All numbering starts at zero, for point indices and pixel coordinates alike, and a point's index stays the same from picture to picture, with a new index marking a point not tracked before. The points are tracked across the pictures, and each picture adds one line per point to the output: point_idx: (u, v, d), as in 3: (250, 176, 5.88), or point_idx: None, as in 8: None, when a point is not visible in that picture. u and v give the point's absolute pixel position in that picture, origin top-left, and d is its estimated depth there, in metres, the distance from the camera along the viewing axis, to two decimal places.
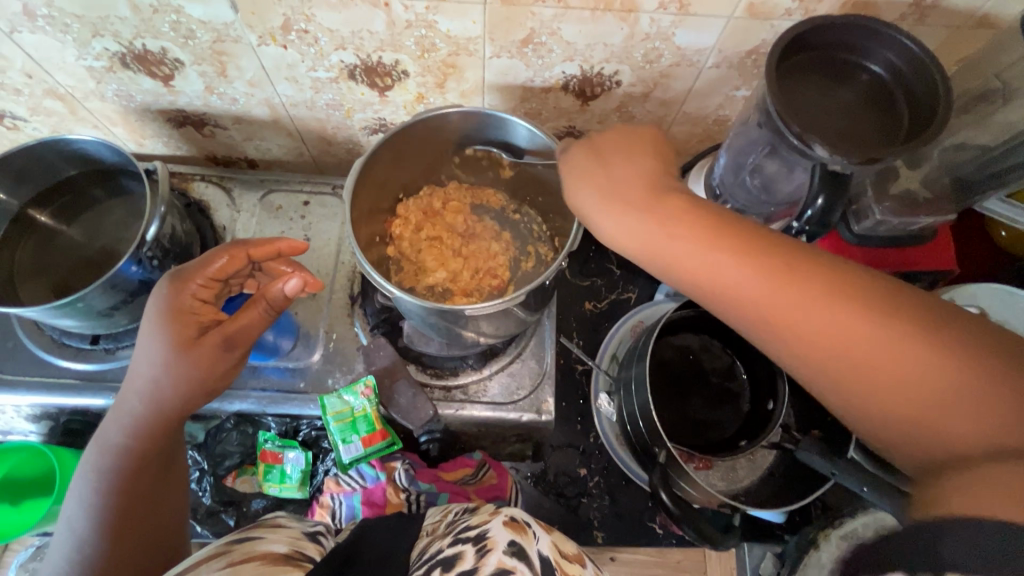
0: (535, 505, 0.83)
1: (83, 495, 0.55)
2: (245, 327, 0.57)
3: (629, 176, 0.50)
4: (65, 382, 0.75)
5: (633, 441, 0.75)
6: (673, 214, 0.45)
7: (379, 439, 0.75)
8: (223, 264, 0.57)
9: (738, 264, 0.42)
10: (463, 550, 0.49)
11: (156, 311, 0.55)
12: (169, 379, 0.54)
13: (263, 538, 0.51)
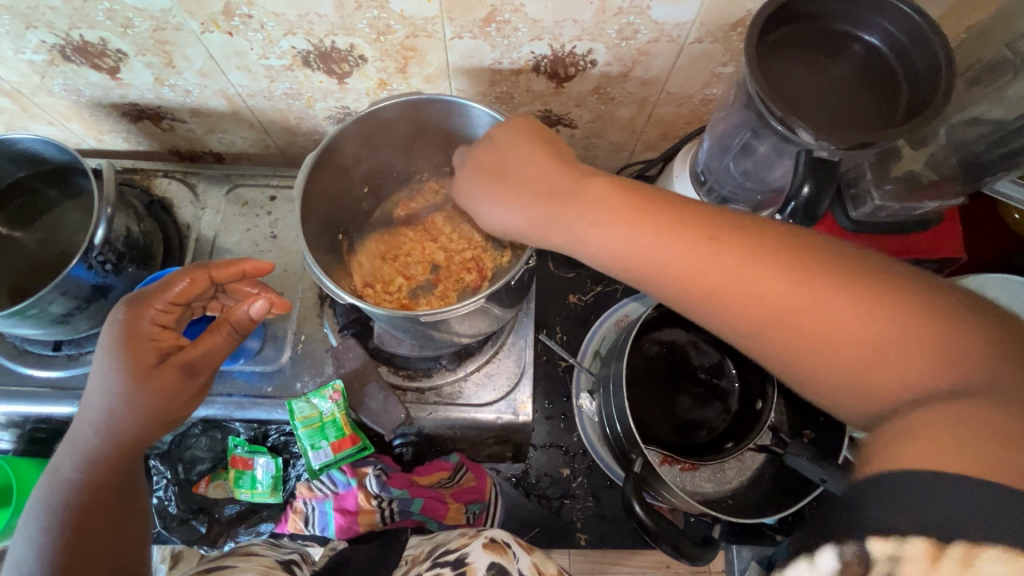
0: (516, 507, 0.81)
1: (31, 535, 0.51)
2: (208, 352, 0.54)
3: (538, 166, 0.48)
4: (28, 390, 0.73)
5: (613, 446, 0.72)
6: (585, 202, 0.44)
7: (349, 445, 0.72)
8: (185, 288, 0.55)
9: (687, 241, 0.39)
10: (440, 573, 0.49)
11: (110, 339, 0.52)
12: (126, 409, 0.51)
13: (236, 567, 0.50)
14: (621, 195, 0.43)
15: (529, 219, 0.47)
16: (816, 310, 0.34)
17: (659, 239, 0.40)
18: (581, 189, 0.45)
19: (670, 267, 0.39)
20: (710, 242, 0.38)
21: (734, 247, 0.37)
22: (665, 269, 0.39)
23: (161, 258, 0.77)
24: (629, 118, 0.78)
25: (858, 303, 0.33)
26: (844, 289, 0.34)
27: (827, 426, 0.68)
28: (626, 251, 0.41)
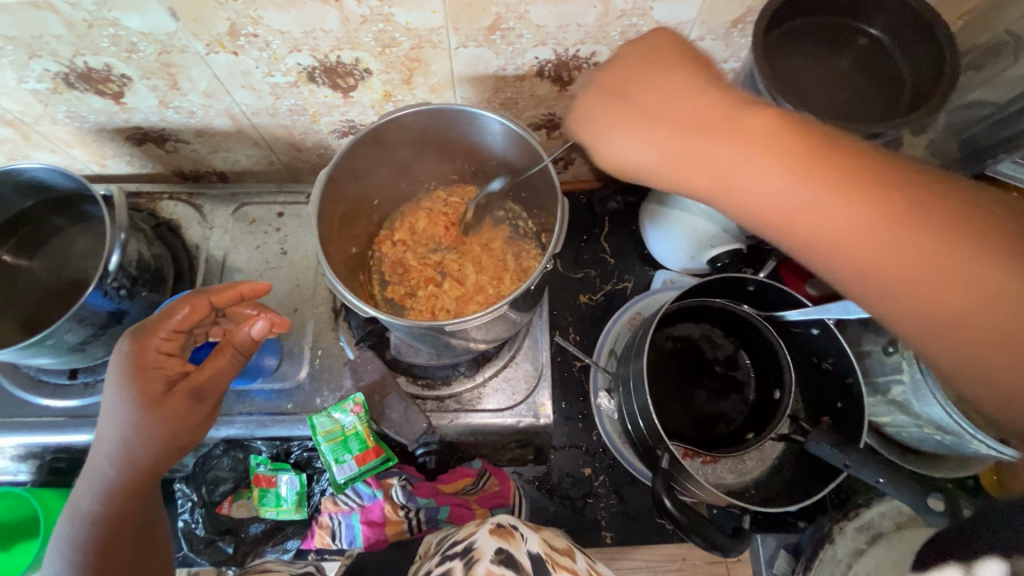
0: (540, 509, 0.81)
1: (59, 569, 0.51)
2: (216, 375, 0.53)
3: (669, 90, 0.45)
4: (46, 420, 0.72)
5: (636, 443, 0.73)
6: (742, 135, 0.40)
7: (372, 457, 0.71)
8: (186, 316, 0.53)
9: (848, 201, 0.36)
10: (450, 565, 0.49)
11: (116, 370, 0.50)
12: (139, 439, 0.50)
13: None
14: (780, 130, 0.39)
15: (665, 147, 0.43)
16: (989, 294, 0.32)
17: (809, 185, 0.37)
18: (740, 117, 0.41)
19: (839, 231, 0.36)
20: (888, 206, 0.35)
21: (913, 212, 0.35)
22: (813, 225, 0.37)
23: (172, 280, 0.77)
24: None
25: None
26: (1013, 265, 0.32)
27: (846, 412, 0.68)
28: (768, 198, 0.39)
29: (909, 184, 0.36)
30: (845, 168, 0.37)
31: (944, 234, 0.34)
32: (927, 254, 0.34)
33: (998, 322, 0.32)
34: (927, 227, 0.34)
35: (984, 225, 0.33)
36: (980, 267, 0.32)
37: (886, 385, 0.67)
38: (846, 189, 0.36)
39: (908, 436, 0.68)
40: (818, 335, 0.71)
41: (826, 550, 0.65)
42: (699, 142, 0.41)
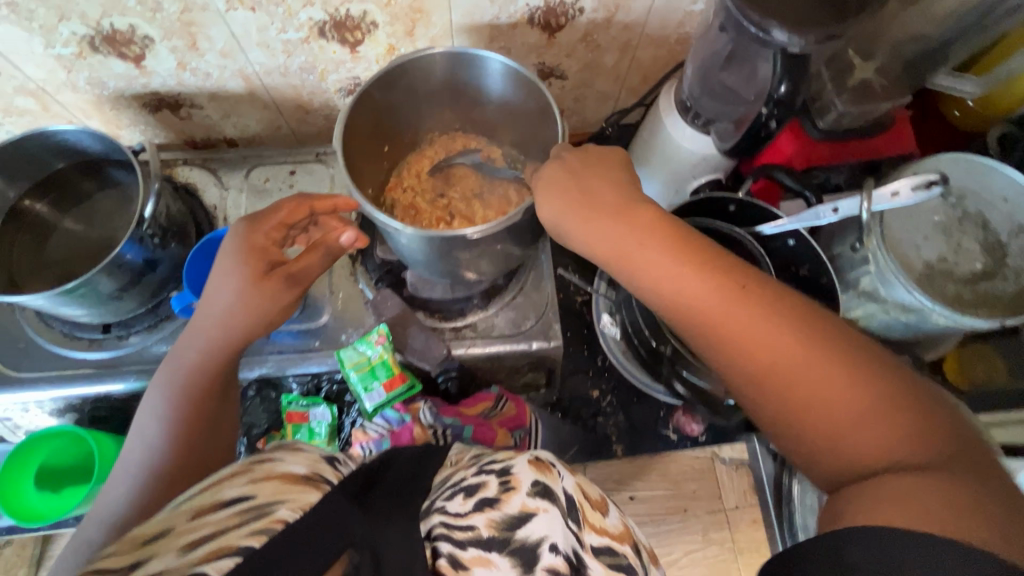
0: (554, 430, 0.88)
1: (155, 406, 0.56)
2: (307, 268, 0.61)
3: (600, 188, 0.54)
4: (84, 371, 0.76)
5: (639, 349, 0.79)
6: (639, 226, 0.50)
7: (399, 383, 0.77)
8: (290, 212, 0.60)
9: (712, 286, 0.45)
10: (486, 479, 0.49)
11: (232, 247, 0.58)
12: (244, 306, 0.57)
13: (282, 459, 0.46)
14: (667, 226, 0.50)
15: (585, 225, 0.52)
16: (803, 372, 0.41)
17: (683, 269, 0.47)
18: (642, 212, 0.51)
19: (705, 306, 0.45)
20: (740, 296, 0.44)
21: (760, 304, 0.44)
22: (688, 300, 0.46)
23: (195, 236, 0.81)
24: (614, 64, 0.87)
25: (831, 367, 0.40)
26: (825, 353, 0.41)
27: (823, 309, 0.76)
28: (659, 277, 0.47)
29: (761, 281, 0.46)
30: (713, 263, 0.47)
31: (779, 323, 0.43)
32: (755, 325, 0.43)
33: (808, 395, 0.40)
34: (765, 314, 0.43)
35: (805, 323, 0.43)
36: (796, 351, 0.41)
37: (856, 279, 0.75)
38: (715, 275, 0.46)
39: (879, 325, 0.76)
40: (793, 245, 0.80)
41: None
42: (615, 228, 0.51)
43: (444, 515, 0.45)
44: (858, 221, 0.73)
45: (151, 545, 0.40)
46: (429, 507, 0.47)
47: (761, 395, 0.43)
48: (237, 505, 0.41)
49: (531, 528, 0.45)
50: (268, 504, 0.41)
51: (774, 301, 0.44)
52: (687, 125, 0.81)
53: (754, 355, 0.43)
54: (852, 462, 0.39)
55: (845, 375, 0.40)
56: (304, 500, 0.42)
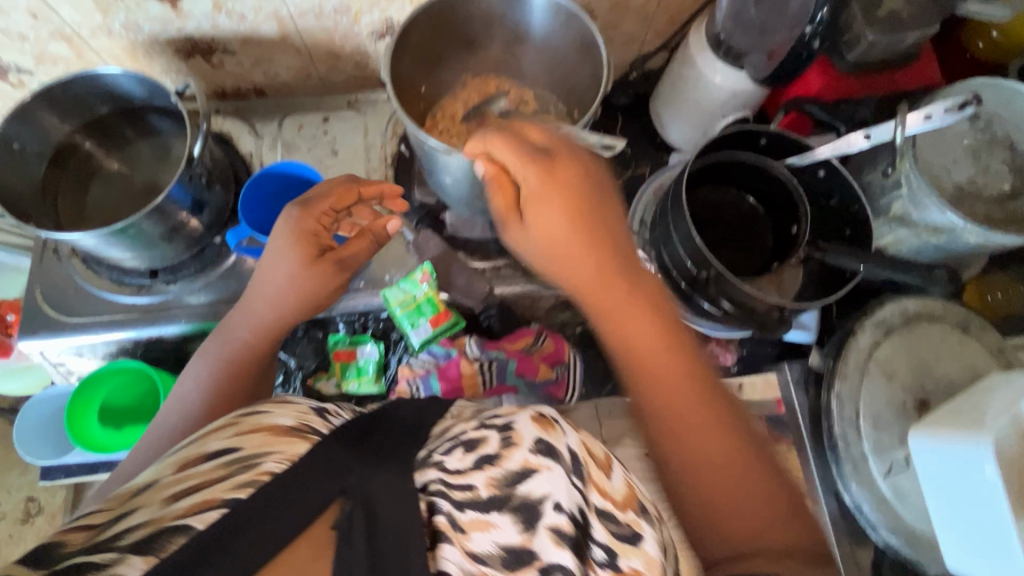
0: (592, 366, 0.90)
1: (196, 376, 0.60)
2: (354, 254, 0.63)
3: (601, 207, 0.52)
4: (134, 316, 0.77)
5: (677, 281, 0.79)
6: (622, 275, 0.51)
7: (445, 319, 0.79)
8: (340, 196, 0.62)
9: (667, 347, 0.50)
10: (487, 433, 0.46)
11: (285, 231, 0.60)
12: (293, 288, 0.60)
13: (270, 412, 0.46)
14: (636, 265, 0.53)
15: (568, 244, 0.51)
16: (709, 452, 0.47)
17: (652, 323, 0.51)
18: (629, 255, 0.53)
19: (646, 361, 0.50)
20: (689, 370, 0.50)
21: (689, 366, 0.50)
22: (648, 361, 0.50)
23: (235, 183, 0.82)
24: (643, 2, 0.88)
25: (729, 435, 0.48)
26: (727, 428, 0.48)
27: (854, 237, 0.79)
28: (633, 327, 0.50)
29: (691, 347, 0.51)
30: (674, 336, 0.51)
31: (699, 393, 0.49)
32: (683, 395, 0.49)
33: (707, 453, 0.47)
34: (693, 380, 0.49)
35: (719, 396, 0.50)
36: (710, 415, 0.48)
37: (887, 205, 0.78)
38: (673, 345, 0.50)
39: (907, 250, 0.79)
40: (823, 177, 0.81)
41: (851, 343, 0.73)
42: (596, 257, 0.51)
43: (442, 471, 0.43)
44: (890, 147, 0.75)
45: (139, 497, 0.40)
46: (424, 460, 0.45)
47: (680, 458, 0.48)
48: (224, 456, 0.41)
49: (532, 484, 0.43)
50: (254, 456, 0.40)
51: (703, 373, 0.50)
52: (718, 60, 0.82)
53: (681, 426, 0.48)
54: (700, 524, 0.47)
55: (733, 449, 0.47)
56: (290, 451, 0.41)
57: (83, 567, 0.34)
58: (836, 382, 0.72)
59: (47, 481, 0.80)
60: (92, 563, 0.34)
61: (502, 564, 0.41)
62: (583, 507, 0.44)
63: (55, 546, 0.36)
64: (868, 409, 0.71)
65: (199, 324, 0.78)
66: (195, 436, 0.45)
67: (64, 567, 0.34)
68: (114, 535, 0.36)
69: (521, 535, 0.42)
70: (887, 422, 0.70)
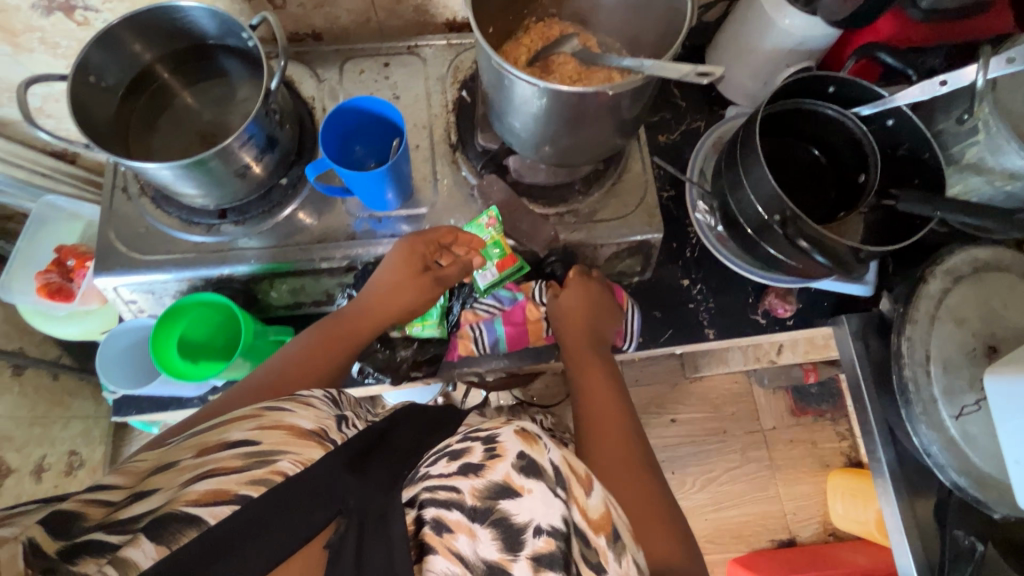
0: (647, 316, 0.91)
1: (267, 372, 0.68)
2: (448, 276, 0.76)
3: (598, 307, 0.80)
4: (203, 255, 0.77)
5: (743, 228, 0.79)
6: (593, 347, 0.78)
7: (510, 264, 0.80)
8: (442, 233, 0.76)
9: (620, 438, 0.68)
10: (472, 445, 0.53)
11: (397, 251, 0.73)
12: (392, 298, 0.73)
13: (292, 412, 0.53)
14: (615, 392, 0.74)
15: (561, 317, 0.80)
16: (632, 481, 0.64)
17: (607, 381, 0.75)
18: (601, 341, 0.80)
19: (613, 458, 0.66)
20: (622, 411, 0.71)
21: (653, 493, 0.64)
22: (598, 407, 0.71)
23: (299, 126, 0.82)
24: None
25: (670, 534, 0.62)
26: (661, 504, 0.64)
27: (924, 186, 0.78)
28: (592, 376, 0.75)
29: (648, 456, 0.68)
30: (615, 392, 0.74)
31: (650, 488, 0.64)
32: (627, 459, 0.66)
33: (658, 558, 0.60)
34: (643, 474, 0.65)
35: (670, 514, 0.64)
36: (654, 510, 0.63)
37: (961, 152, 0.77)
38: (617, 405, 0.72)
39: (979, 199, 0.78)
40: (894, 125, 0.79)
41: (923, 289, 0.74)
42: (587, 351, 0.78)
43: (431, 479, 0.50)
44: (970, 91, 0.73)
45: (158, 477, 0.45)
46: (419, 475, 0.51)
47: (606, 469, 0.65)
48: (242, 447, 0.46)
49: (510, 500, 0.49)
50: (271, 451, 0.46)
51: (645, 462, 0.67)
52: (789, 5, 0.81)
53: (612, 452, 0.66)
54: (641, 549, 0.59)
55: (671, 535, 0.62)
56: (305, 453, 0.48)
57: (100, 543, 0.39)
58: (907, 327, 0.72)
59: (121, 418, 0.83)
60: (110, 539, 0.39)
61: (479, 573, 0.46)
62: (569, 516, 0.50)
63: (75, 519, 0.40)
64: (938, 353, 0.71)
65: (267, 266, 0.78)
66: (219, 425, 0.51)
67: (81, 541, 0.39)
68: (130, 515, 0.41)
69: (499, 554, 0.47)
70: (957, 366, 0.71)
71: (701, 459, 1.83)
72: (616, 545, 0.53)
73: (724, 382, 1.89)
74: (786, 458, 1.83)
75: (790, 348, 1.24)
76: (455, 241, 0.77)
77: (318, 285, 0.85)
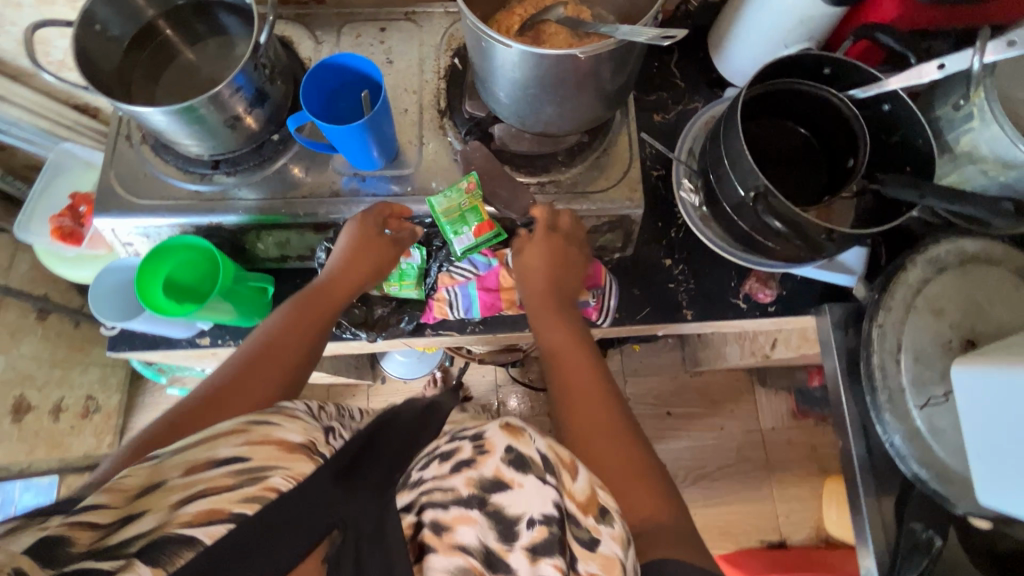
0: (626, 294, 0.91)
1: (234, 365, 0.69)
2: (402, 241, 0.82)
3: (566, 263, 0.80)
4: (194, 203, 0.81)
5: (721, 206, 0.79)
6: (563, 314, 0.79)
7: (487, 230, 0.81)
8: (388, 208, 0.80)
9: (590, 402, 0.69)
10: (460, 445, 0.54)
11: (351, 229, 0.78)
12: (351, 268, 0.78)
13: (281, 425, 0.52)
14: (586, 357, 0.74)
15: (530, 283, 0.80)
16: (607, 442, 0.65)
17: (576, 346, 0.75)
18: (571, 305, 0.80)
19: (584, 422, 0.67)
20: (590, 376, 0.72)
21: (628, 450, 0.65)
22: (567, 375, 0.73)
23: (294, 85, 0.85)
24: None
25: (651, 485, 0.63)
26: (636, 458, 0.65)
27: (914, 173, 0.76)
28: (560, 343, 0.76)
29: (621, 416, 0.69)
30: (584, 358, 0.74)
31: (625, 444, 0.66)
32: (599, 421, 0.67)
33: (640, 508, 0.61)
34: (616, 433, 0.66)
35: (648, 466, 0.64)
36: (632, 465, 0.64)
37: (956, 140, 0.74)
38: (585, 370, 0.73)
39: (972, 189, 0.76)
40: (889, 110, 0.77)
41: (900, 277, 0.72)
42: (559, 314, 0.79)
43: (426, 484, 0.51)
44: (966, 76, 0.70)
45: (147, 495, 0.44)
46: (411, 479, 0.53)
47: (579, 436, 0.67)
48: (234, 463, 0.45)
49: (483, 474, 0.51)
50: (262, 467, 0.46)
51: (618, 423, 0.68)
52: None
53: (584, 418, 0.68)
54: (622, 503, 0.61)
55: (651, 486, 0.63)
56: (296, 468, 0.47)
57: (92, 570, 0.38)
58: (880, 314, 0.71)
59: (115, 354, 0.87)
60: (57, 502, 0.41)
61: (481, 561, 0.47)
62: (561, 502, 0.49)
63: (61, 541, 0.40)
64: (911, 343, 0.70)
65: (255, 217, 0.81)
66: (205, 437, 0.49)
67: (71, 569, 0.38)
68: (119, 540, 0.40)
69: (497, 545, 0.48)
70: (929, 359, 0.69)
71: (695, 454, 1.81)
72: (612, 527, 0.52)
73: (725, 379, 1.87)
74: (783, 460, 1.80)
75: (783, 342, 1.22)
76: (394, 215, 0.81)
77: (304, 240, 0.88)
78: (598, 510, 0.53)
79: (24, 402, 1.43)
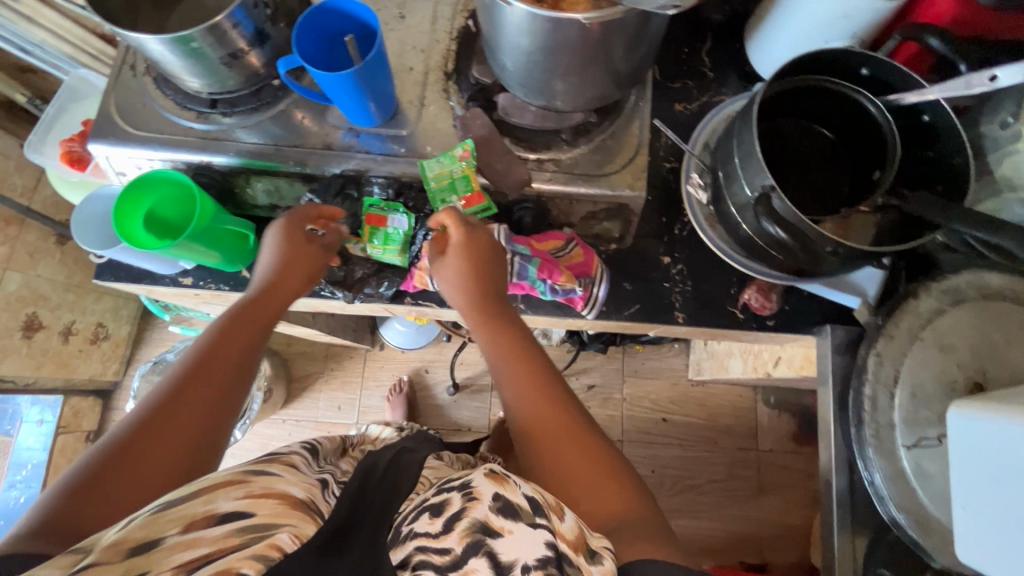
0: (617, 287, 0.87)
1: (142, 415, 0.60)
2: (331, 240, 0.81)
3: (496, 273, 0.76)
4: (188, 140, 0.80)
5: (728, 206, 0.73)
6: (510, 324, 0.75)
7: (476, 202, 0.79)
8: (313, 207, 0.79)
9: (545, 411, 0.66)
10: (450, 496, 0.50)
11: (278, 236, 0.78)
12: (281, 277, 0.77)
13: (280, 477, 0.51)
14: (537, 366, 0.70)
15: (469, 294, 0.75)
16: (568, 449, 0.62)
17: (521, 355, 0.71)
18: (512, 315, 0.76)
19: (540, 434, 0.64)
20: (539, 383, 0.69)
21: (589, 452, 0.62)
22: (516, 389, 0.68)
23: None
24: None
25: (615, 483, 0.60)
26: (597, 458, 0.62)
27: (946, 195, 0.69)
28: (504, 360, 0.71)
29: (579, 422, 0.65)
30: (532, 367, 0.70)
31: (588, 448, 0.63)
32: (558, 430, 0.64)
33: (608, 507, 0.58)
34: (578, 439, 0.63)
35: (610, 465, 0.62)
36: (593, 467, 0.61)
37: (998, 162, 0.67)
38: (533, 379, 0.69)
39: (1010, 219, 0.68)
40: (930, 121, 0.69)
41: (909, 303, 0.68)
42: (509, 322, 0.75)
43: (417, 538, 0.46)
44: (1020, 91, 0.63)
45: (138, 558, 0.41)
46: (401, 535, 0.48)
47: (537, 448, 0.63)
48: (235, 522, 0.44)
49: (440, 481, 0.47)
50: (265, 525, 0.44)
51: (577, 428, 0.65)
52: None
53: (539, 431, 0.64)
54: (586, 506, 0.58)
55: (614, 483, 0.60)
56: (302, 527, 0.46)
57: None
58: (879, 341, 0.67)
59: (101, 282, 0.89)
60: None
61: None
62: (555, 540, 0.45)
63: None
64: (909, 376, 0.66)
65: (246, 161, 0.80)
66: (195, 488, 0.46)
67: None
68: None
69: None
70: (929, 397, 0.65)
71: (685, 465, 1.76)
72: (598, 564, 0.47)
73: (727, 393, 1.79)
74: (776, 484, 1.73)
75: (786, 360, 1.15)
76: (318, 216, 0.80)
77: (294, 189, 0.86)
78: (587, 549, 0.48)
79: (37, 320, 1.46)
